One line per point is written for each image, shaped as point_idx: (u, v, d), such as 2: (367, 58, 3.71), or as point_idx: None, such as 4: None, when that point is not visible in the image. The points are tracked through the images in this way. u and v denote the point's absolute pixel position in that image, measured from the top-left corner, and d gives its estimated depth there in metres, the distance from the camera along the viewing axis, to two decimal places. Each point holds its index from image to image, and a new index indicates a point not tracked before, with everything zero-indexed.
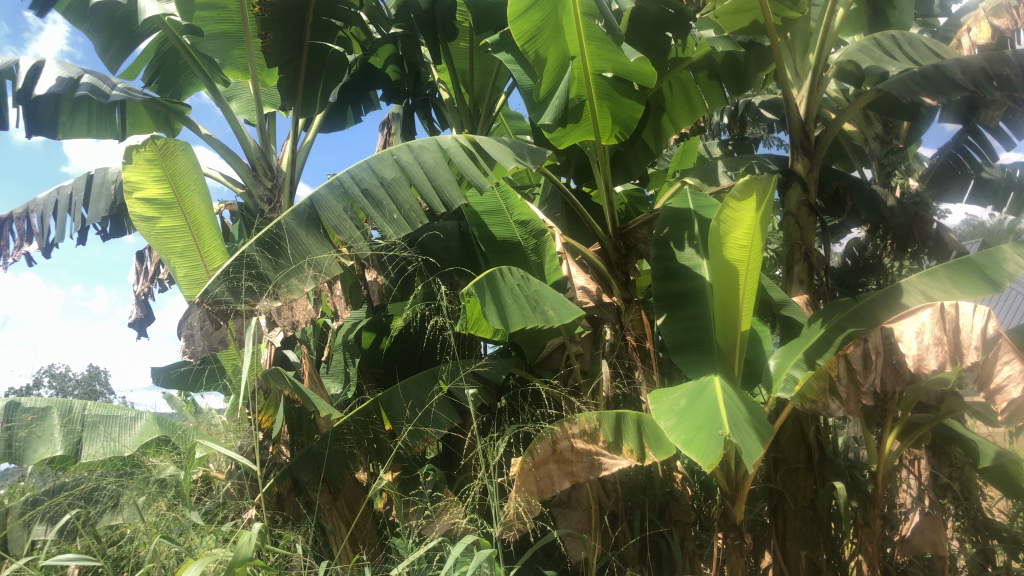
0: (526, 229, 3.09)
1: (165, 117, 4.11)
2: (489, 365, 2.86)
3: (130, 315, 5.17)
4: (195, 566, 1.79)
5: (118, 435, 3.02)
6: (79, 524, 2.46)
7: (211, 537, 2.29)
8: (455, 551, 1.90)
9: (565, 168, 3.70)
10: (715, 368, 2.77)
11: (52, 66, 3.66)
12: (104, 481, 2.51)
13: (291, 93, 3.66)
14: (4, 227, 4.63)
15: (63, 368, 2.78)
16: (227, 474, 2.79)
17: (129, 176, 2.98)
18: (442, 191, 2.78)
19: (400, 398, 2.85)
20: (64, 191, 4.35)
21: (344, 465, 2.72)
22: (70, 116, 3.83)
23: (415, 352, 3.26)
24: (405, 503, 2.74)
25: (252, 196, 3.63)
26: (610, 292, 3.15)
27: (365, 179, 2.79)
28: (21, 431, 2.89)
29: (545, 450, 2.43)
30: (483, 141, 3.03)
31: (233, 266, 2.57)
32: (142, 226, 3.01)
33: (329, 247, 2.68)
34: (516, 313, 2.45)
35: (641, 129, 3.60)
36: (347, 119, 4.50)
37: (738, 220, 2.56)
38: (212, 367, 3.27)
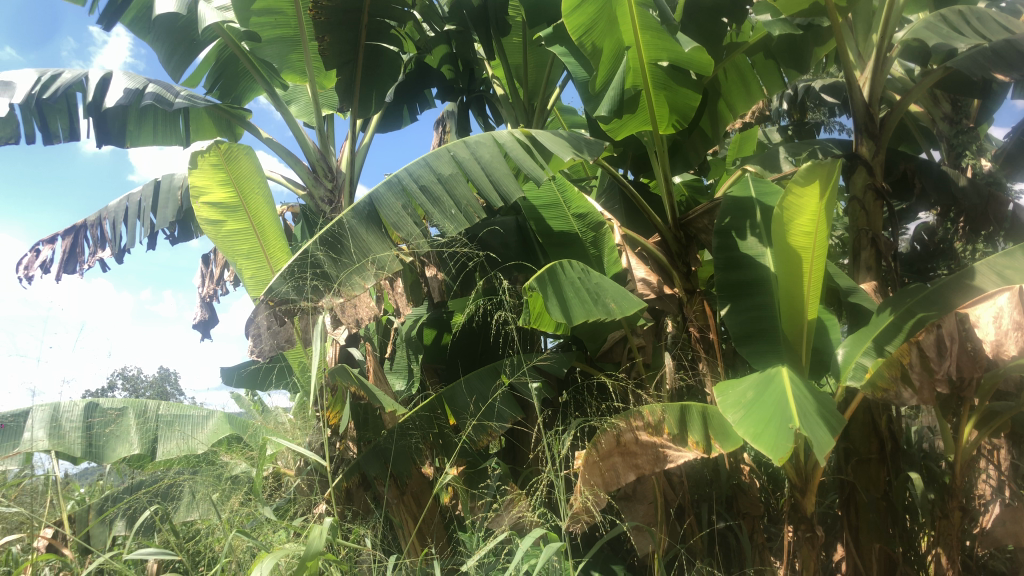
0: (584, 222, 3.07)
1: (227, 123, 4.21)
2: (551, 359, 2.85)
3: (196, 316, 5.32)
4: (270, 559, 1.82)
5: (192, 433, 3.10)
6: (157, 520, 2.54)
7: (283, 531, 2.34)
8: (524, 543, 1.90)
9: (622, 159, 3.67)
10: (782, 359, 2.71)
11: (119, 77, 3.77)
12: (180, 478, 2.58)
13: (348, 95, 3.72)
14: (78, 234, 4.80)
15: (136, 370, 2.87)
16: (296, 470, 2.85)
17: (194, 181, 3.06)
18: (499, 185, 2.77)
19: (463, 393, 2.86)
20: (134, 198, 4.49)
21: (410, 460, 2.73)
22: (137, 124, 3.95)
23: (476, 347, 3.23)
24: (472, 497, 2.76)
25: (313, 198, 3.69)
26: (671, 283, 3.11)
27: (423, 176, 2.81)
28: (101, 430, 2.99)
29: (609, 442, 2.42)
30: (539, 134, 3.02)
31: (298, 264, 2.62)
32: (209, 229, 3.11)
33: (389, 244, 2.71)
34: (578, 307, 2.44)
35: (699, 118, 3.55)
36: (402, 119, 4.54)
37: (802, 206, 2.50)
38: (279, 366, 3.33)
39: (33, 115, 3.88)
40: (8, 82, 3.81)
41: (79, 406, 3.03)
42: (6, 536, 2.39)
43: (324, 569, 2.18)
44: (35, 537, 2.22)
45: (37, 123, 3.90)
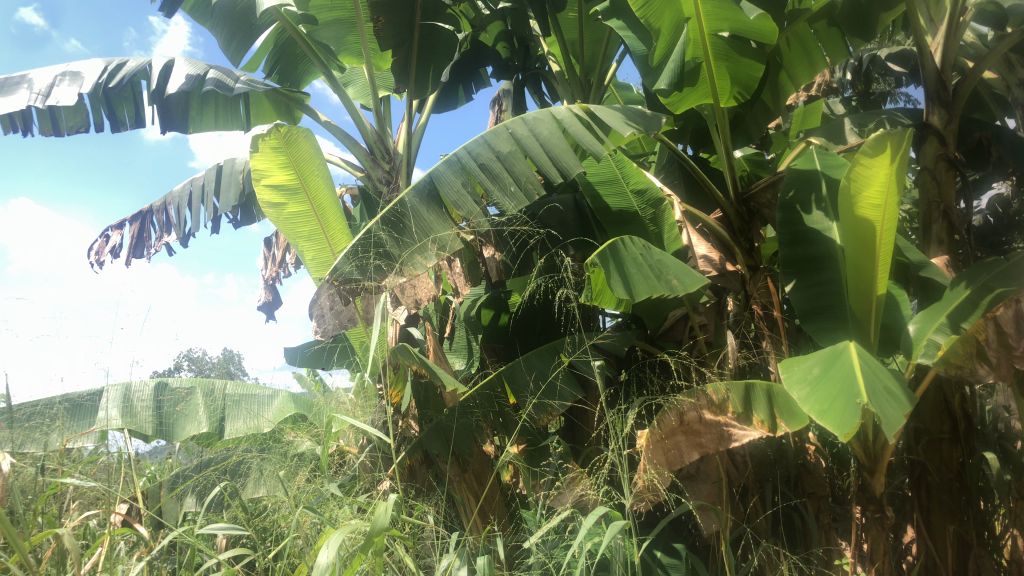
0: (643, 198, 3.03)
1: (285, 106, 4.23)
2: (611, 338, 2.83)
3: (260, 298, 5.43)
4: (337, 535, 1.84)
5: (257, 412, 3.17)
6: (227, 496, 2.59)
7: (349, 507, 2.37)
8: (588, 522, 1.89)
9: (681, 134, 3.61)
10: (850, 335, 2.64)
11: (181, 64, 3.85)
12: (247, 455, 2.64)
13: (403, 75, 3.70)
14: (145, 219, 4.92)
15: (202, 351, 2.93)
16: (359, 448, 2.89)
17: (256, 164, 3.11)
18: (558, 160, 2.73)
19: (522, 370, 2.84)
20: (198, 182, 4.58)
21: (471, 438, 2.75)
22: (199, 109, 4.02)
23: (535, 326, 3.20)
24: (534, 475, 2.76)
25: (371, 179, 3.73)
26: (734, 260, 3.06)
27: (482, 154, 2.80)
28: (171, 409, 3.08)
29: (672, 421, 2.39)
30: (597, 109, 2.98)
31: (362, 245, 2.68)
32: (271, 211, 3.16)
33: (449, 222, 2.71)
34: (641, 283, 2.41)
35: (759, 91, 3.45)
36: (458, 98, 4.53)
37: (870, 177, 2.43)
38: (341, 346, 3.38)
39: (101, 103, 3.99)
40: (76, 71, 3.91)
41: (149, 386, 3.13)
42: (84, 512, 2.46)
43: (389, 546, 2.20)
44: (110, 512, 2.29)
45: (105, 111, 4.00)
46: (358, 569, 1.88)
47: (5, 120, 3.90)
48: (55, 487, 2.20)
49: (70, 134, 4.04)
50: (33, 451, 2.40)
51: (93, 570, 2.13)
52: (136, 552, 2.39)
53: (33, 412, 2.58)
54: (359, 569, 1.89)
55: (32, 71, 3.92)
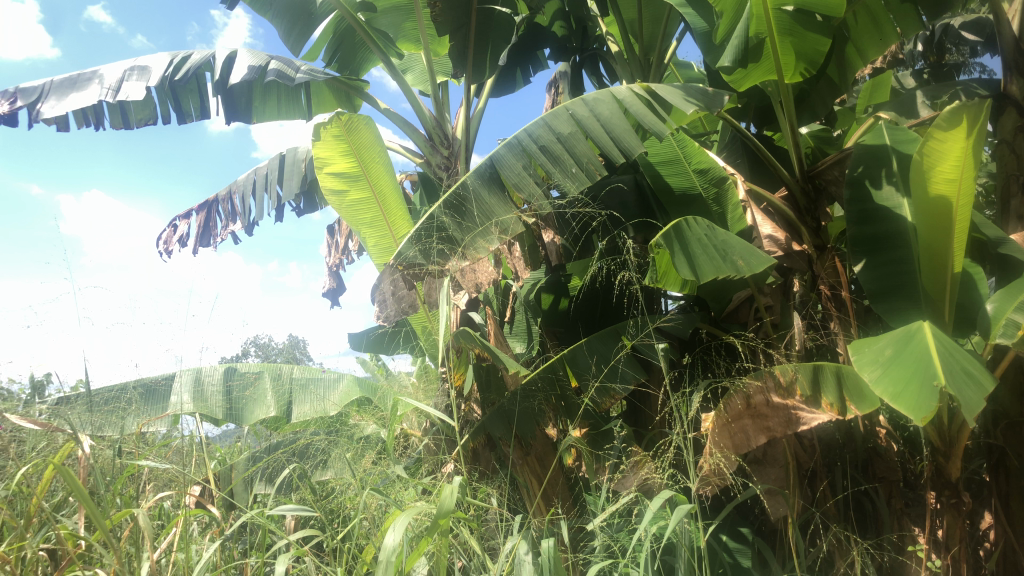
0: (706, 178, 2.96)
1: (345, 95, 4.27)
2: (675, 321, 2.80)
3: (324, 285, 5.52)
4: (403, 516, 1.85)
5: (322, 395, 3.24)
6: (296, 478, 2.65)
7: (414, 489, 2.40)
8: (653, 505, 1.87)
9: (744, 112, 3.53)
10: (923, 315, 2.55)
11: (243, 55, 3.92)
12: (314, 438, 2.69)
13: (461, 60, 3.70)
14: (212, 208, 5.04)
15: (268, 337, 3.00)
16: (422, 431, 2.93)
17: (319, 153, 3.15)
18: (620, 140, 2.69)
19: (584, 354, 2.83)
20: (262, 171, 4.68)
21: (534, 421, 2.74)
22: (262, 99, 4.09)
23: (597, 309, 3.17)
24: (597, 459, 2.76)
25: (430, 165, 3.74)
26: (801, 240, 3.00)
27: (542, 136, 2.79)
28: (241, 393, 3.17)
29: (738, 404, 2.35)
30: (658, 88, 2.94)
31: (425, 229, 2.71)
32: (334, 198, 3.21)
33: (511, 205, 2.71)
34: (706, 264, 2.38)
35: (824, 66, 3.36)
36: (516, 82, 4.53)
37: (945, 151, 2.36)
38: (404, 331, 3.42)
39: (167, 96, 4.08)
40: (144, 65, 4.01)
41: (219, 371, 3.23)
42: (159, 492, 2.54)
43: (454, 527, 2.22)
44: (185, 493, 2.35)
45: (172, 104, 4.10)
46: (425, 550, 1.89)
47: (79, 114, 4.03)
48: (132, 468, 2.27)
49: (139, 127, 4.16)
50: (111, 433, 2.48)
51: (169, 549, 2.19)
52: (210, 532, 2.46)
53: (110, 396, 2.67)
54: (425, 550, 1.91)
55: (103, 66, 4.04)
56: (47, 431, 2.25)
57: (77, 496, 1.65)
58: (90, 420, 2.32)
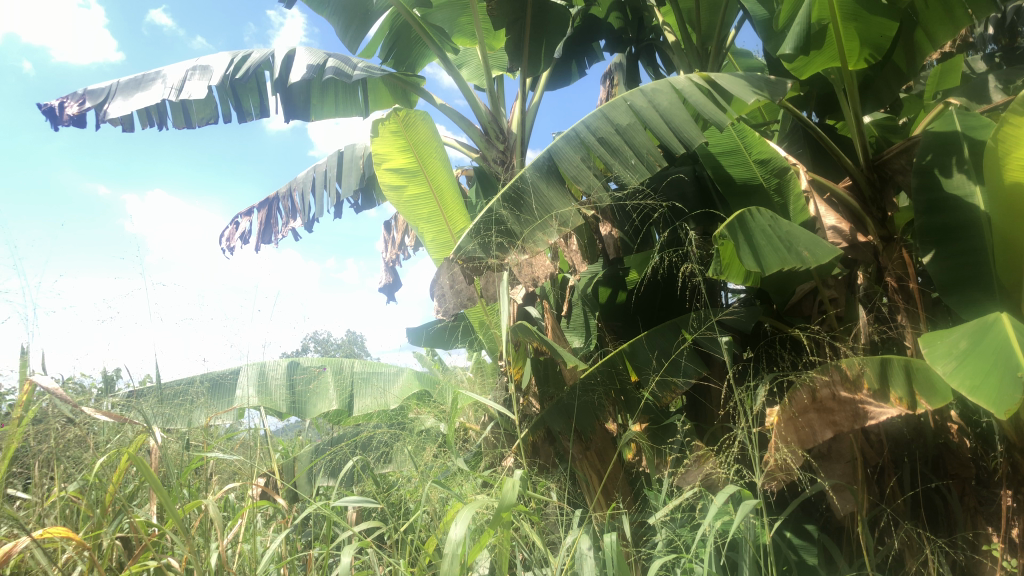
0: (767, 168, 2.91)
1: (401, 91, 4.30)
2: (738, 314, 2.76)
3: (381, 280, 5.58)
4: (466, 509, 1.85)
5: (383, 389, 3.30)
6: (359, 470, 2.68)
7: (475, 482, 2.41)
8: (717, 500, 1.85)
9: (805, 101, 3.47)
10: (998, 307, 2.45)
11: (302, 53, 3.98)
12: (377, 431, 2.72)
13: (517, 54, 3.72)
14: (272, 206, 5.13)
15: (328, 333, 3.04)
16: (481, 425, 2.95)
17: (377, 149, 3.21)
18: (680, 131, 2.64)
19: (645, 348, 2.82)
20: (320, 169, 4.75)
21: (594, 415, 2.72)
22: (320, 97, 4.16)
23: (659, 301, 3.11)
24: (659, 454, 2.73)
25: (486, 160, 3.75)
26: (866, 231, 2.93)
27: (601, 128, 2.77)
28: (304, 387, 3.23)
29: (803, 398, 2.32)
30: (718, 77, 2.90)
31: (484, 222, 2.73)
32: (392, 193, 3.26)
33: (570, 198, 2.70)
34: (770, 255, 2.34)
35: (888, 52, 3.27)
36: (572, 74, 4.52)
37: (1020, 137, 2.27)
38: (462, 325, 3.44)
39: (229, 95, 4.17)
40: (205, 65, 4.09)
41: (283, 365, 3.30)
42: (226, 483, 2.60)
43: (516, 521, 2.22)
44: (251, 485, 2.40)
45: (232, 103, 4.17)
46: (487, 543, 1.89)
47: (143, 115, 4.14)
48: (200, 460, 2.32)
49: (201, 126, 4.25)
50: (179, 426, 2.54)
51: (237, 539, 2.23)
52: (274, 523, 2.51)
53: (178, 390, 2.74)
54: (488, 542, 1.91)
55: (166, 67, 4.13)
56: (119, 422, 2.32)
57: (151, 486, 1.69)
58: (160, 411, 2.38)
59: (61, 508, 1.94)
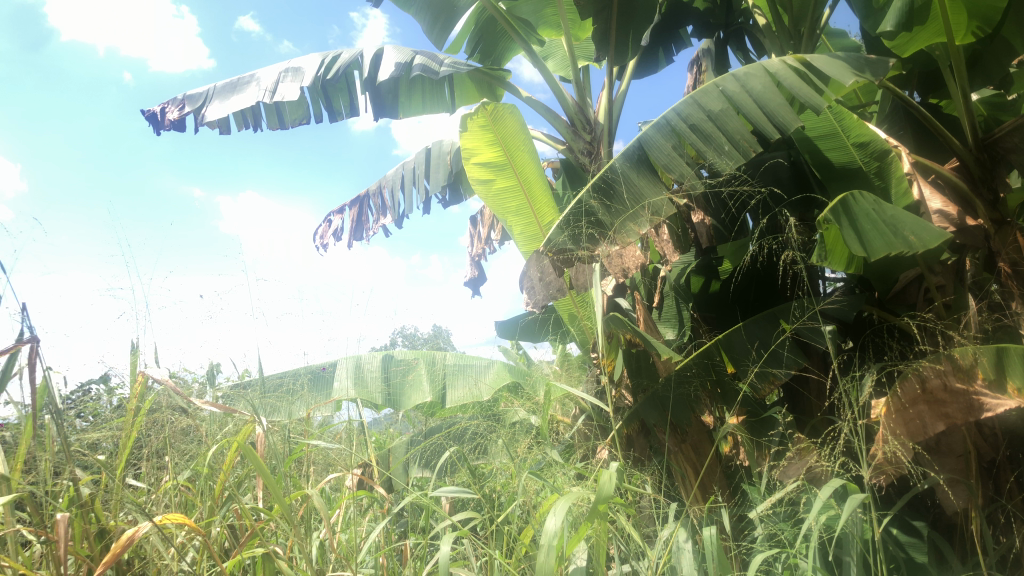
0: (866, 151, 2.79)
1: (488, 85, 4.31)
2: (840, 303, 2.67)
3: (466, 274, 5.63)
4: (563, 500, 1.80)
5: (476, 378, 3.33)
6: (455, 461, 2.70)
7: (572, 474, 2.39)
8: (822, 493, 1.77)
9: (907, 80, 3.33)
10: None
11: (390, 51, 4.04)
12: (471, 422, 2.74)
13: (604, 43, 3.70)
14: (363, 204, 5.24)
15: (416, 326, 3.07)
16: (573, 419, 2.94)
17: (466, 143, 3.24)
18: (775, 115, 2.55)
19: (743, 339, 2.75)
20: (409, 166, 4.83)
21: (690, 408, 2.67)
22: (407, 94, 4.22)
23: (761, 290, 3.01)
24: (758, 448, 2.67)
25: (573, 151, 3.72)
26: (975, 214, 2.77)
27: (692, 114, 2.72)
28: (397, 379, 3.38)
29: (911, 389, 2.23)
30: (814, 58, 2.81)
31: (573, 214, 2.73)
32: (481, 187, 3.29)
33: (661, 187, 2.66)
34: (876, 241, 2.26)
35: (998, 26, 3.09)
36: (658, 62, 4.47)
37: None
38: (552, 317, 3.44)
39: (320, 95, 4.26)
40: (297, 67, 4.20)
41: (378, 358, 3.46)
42: (325, 473, 2.65)
43: (614, 512, 2.19)
44: (349, 475, 2.43)
45: (324, 103, 4.28)
46: (585, 535, 1.86)
47: (239, 117, 4.27)
48: (302, 450, 2.37)
49: (294, 127, 4.36)
50: (280, 417, 2.61)
51: (336, 528, 2.27)
52: (371, 512, 2.55)
53: (279, 382, 2.82)
54: (586, 534, 1.87)
55: (259, 70, 4.26)
56: (225, 413, 2.40)
57: (258, 473, 1.70)
58: (263, 403, 2.44)
59: (174, 496, 2.01)
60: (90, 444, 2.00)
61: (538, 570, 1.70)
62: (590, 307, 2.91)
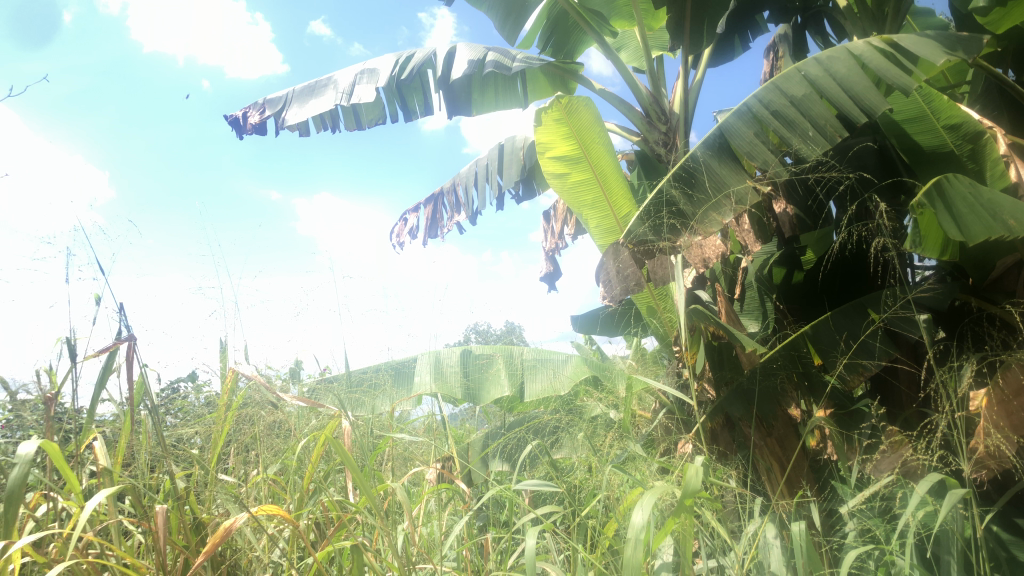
0: (958, 133, 2.67)
1: (560, 79, 4.30)
2: (935, 291, 2.58)
3: (542, 270, 5.63)
4: (648, 495, 1.73)
5: (555, 372, 3.35)
6: (537, 455, 2.69)
7: (655, 468, 2.35)
8: (919, 489, 1.69)
9: (1001, 58, 3.18)
10: None
11: (463, 49, 4.07)
12: (551, 416, 2.73)
13: (678, 33, 3.66)
14: (437, 202, 5.29)
15: (490, 322, 3.09)
16: (655, 413, 2.91)
17: (541, 137, 3.25)
18: (861, 98, 2.47)
19: (830, 330, 2.70)
20: (482, 162, 4.86)
21: (775, 401, 2.62)
22: (480, 91, 4.24)
23: (847, 279, 2.95)
24: (847, 441, 2.62)
25: (648, 142, 3.68)
26: None
27: (774, 101, 2.66)
28: (476, 374, 3.42)
29: (1014, 380, 2.13)
30: (902, 38, 2.71)
31: (654, 204, 2.72)
32: (557, 181, 3.29)
33: (744, 175, 2.61)
34: (975, 224, 2.20)
35: None
36: (734, 49, 4.40)
37: None
38: (632, 310, 3.41)
39: (395, 95, 4.32)
40: (373, 68, 4.26)
41: (457, 353, 3.50)
42: (409, 466, 2.67)
43: (700, 506, 2.14)
44: (431, 469, 2.43)
45: (399, 103, 4.33)
46: (671, 529, 1.80)
47: (317, 120, 4.37)
48: (386, 442, 2.38)
49: (370, 127, 4.43)
50: (364, 412, 2.65)
51: (418, 522, 2.27)
52: (453, 505, 2.55)
53: (362, 377, 2.86)
54: (673, 529, 1.81)
55: (336, 73, 4.35)
56: (312, 408, 2.45)
57: (345, 466, 1.67)
58: (348, 397, 2.48)
59: (265, 489, 2.05)
60: (183, 439, 2.06)
61: (624, 566, 1.65)
62: (670, 300, 2.87)
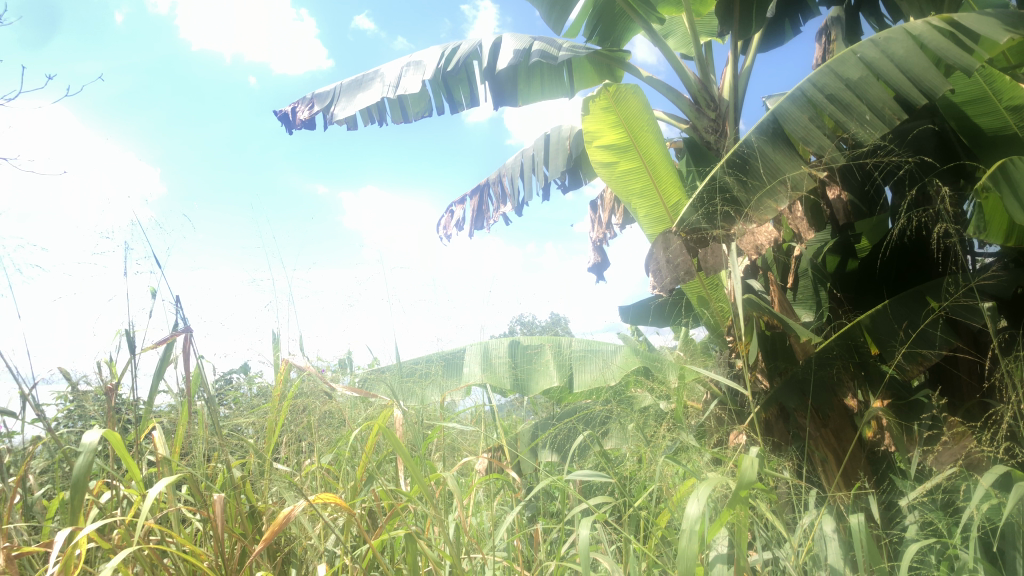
0: (1021, 114, 2.59)
1: (607, 67, 4.27)
2: (999, 279, 2.51)
3: (590, 260, 5.60)
4: (704, 485, 1.70)
5: (605, 362, 3.33)
6: (587, 446, 2.68)
7: (707, 459, 2.32)
8: (986, 481, 1.63)
9: None
10: None
11: (509, 40, 4.06)
12: (602, 406, 2.70)
13: (726, 18, 3.60)
14: (483, 193, 5.30)
15: (534, 314, 3.07)
16: (706, 403, 2.88)
17: (589, 126, 3.23)
18: (921, 80, 2.40)
19: (888, 320, 2.64)
20: (528, 153, 4.85)
21: (832, 391, 2.56)
22: (525, 82, 4.23)
23: (905, 267, 2.89)
24: (906, 432, 2.56)
25: (697, 129, 3.63)
26: None
27: (829, 84, 2.60)
28: (525, 364, 3.42)
29: None
30: (962, 17, 2.62)
31: (708, 191, 2.69)
32: (605, 170, 3.27)
33: (799, 161, 2.57)
34: None
35: None
36: (785, 34, 4.32)
37: None
38: (682, 300, 3.38)
39: (441, 87, 4.33)
40: (418, 61, 4.27)
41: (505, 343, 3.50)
42: (460, 456, 2.68)
43: (755, 497, 2.10)
44: (480, 459, 2.34)
45: (445, 95, 4.35)
46: (727, 521, 1.77)
47: (365, 113, 4.40)
48: (437, 432, 2.38)
49: (417, 120, 4.45)
50: (415, 401, 2.66)
51: (469, 512, 2.27)
52: (504, 495, 2.55)
53: (412, 368, 2.87)
54: (728, 520, 1.77)
55: (383, 66, 4.37)
56: (364, 397, 2.47)
57: (397, 454, 1.67)
58: (400, 386, 2.50)
59: (318, 477, 2.06)
60: (238, 429, 2.09)
61: (678, 558, 1.62)
62: (722, 289, 2.83)
